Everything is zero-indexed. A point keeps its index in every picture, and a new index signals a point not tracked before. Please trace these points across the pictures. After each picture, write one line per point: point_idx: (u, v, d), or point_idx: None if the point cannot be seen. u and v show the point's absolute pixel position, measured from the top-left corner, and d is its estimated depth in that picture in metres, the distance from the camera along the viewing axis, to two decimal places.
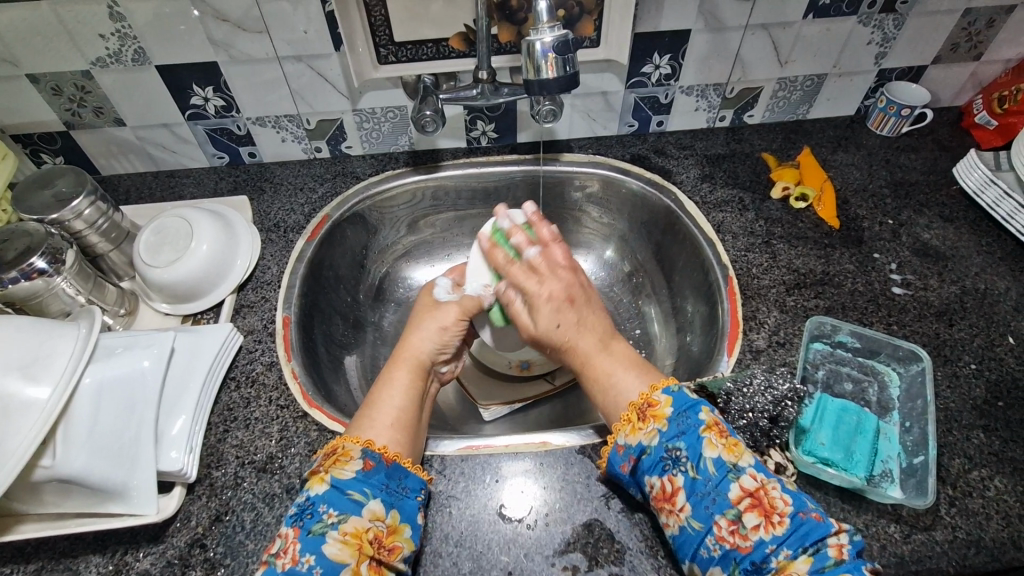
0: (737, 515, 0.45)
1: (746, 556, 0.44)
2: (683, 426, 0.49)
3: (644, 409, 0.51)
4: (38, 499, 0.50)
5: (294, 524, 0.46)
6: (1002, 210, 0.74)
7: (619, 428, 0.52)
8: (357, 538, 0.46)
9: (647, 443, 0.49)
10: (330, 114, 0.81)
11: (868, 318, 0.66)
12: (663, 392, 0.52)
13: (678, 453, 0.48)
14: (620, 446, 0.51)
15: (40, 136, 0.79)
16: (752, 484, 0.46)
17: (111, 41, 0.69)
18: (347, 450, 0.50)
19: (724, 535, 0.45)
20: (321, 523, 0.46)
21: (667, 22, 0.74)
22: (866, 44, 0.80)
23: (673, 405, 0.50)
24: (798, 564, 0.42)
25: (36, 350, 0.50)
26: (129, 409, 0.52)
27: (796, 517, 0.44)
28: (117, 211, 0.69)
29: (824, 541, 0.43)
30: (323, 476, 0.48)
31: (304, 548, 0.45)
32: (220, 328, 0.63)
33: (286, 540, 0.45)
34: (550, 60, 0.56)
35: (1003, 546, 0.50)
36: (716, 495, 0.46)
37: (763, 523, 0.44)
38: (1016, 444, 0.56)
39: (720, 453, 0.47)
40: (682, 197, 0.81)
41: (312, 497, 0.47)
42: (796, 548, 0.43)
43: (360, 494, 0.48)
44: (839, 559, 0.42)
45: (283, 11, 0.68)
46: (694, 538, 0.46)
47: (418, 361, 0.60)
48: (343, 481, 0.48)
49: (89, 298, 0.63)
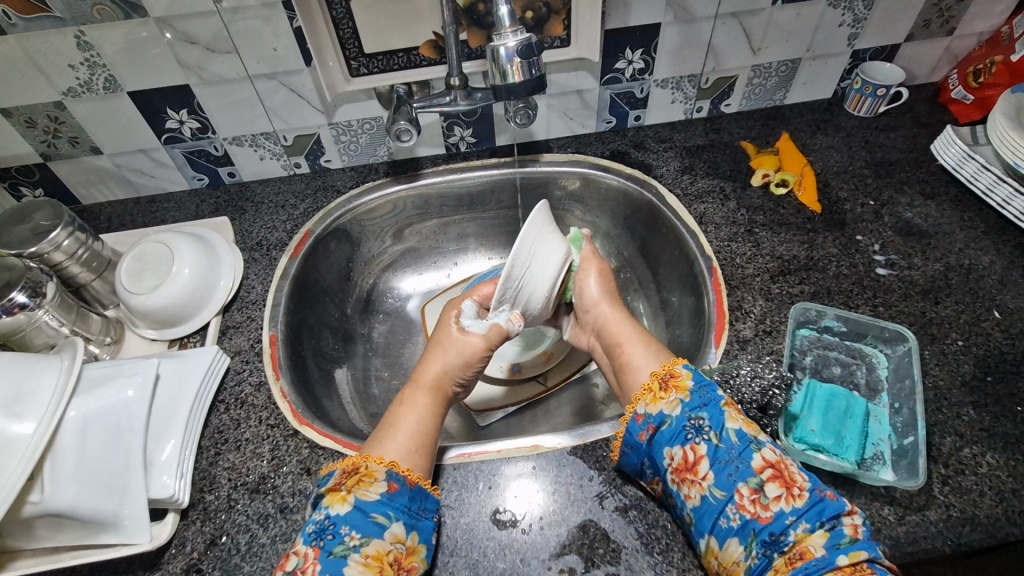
0: (758, 484, 0.45)
1: (765, 528, 0.44)
2: (706, 398, 0.50)
3: (666, 378, 0.53)
4: (31, 534, 0.49)
5: (313, 544, 0.45)
6: (982, 183, 0.74)
7: (640, 397, 0.53)
8: (379, 560, 0.45)
9: (669, 412, 0.51)
10: (306, 129, 0.81)
11: (854, 301, 0.66)
12: (682, 366, 0.53)
13: (701, 422, 0.49)
14: (640, 415, 0.52)
15: (18, 170, 0.79)
16: (773, 457, 0.47)
17: (81, 71, 0.69)
18: (371, 471, 0.49)
19: (745, 503, 0.45)
20: (343, 545, 0.45)
21: (636, 17, 0.74)
22: (837, 27, 0.80)
23: (694, 377, 0.52)
24: (815, 536, 0.42)
25: (18, 386, 0.50)
26: (116, 438, 0.51)
27: (814, 492, 0.44)
28: (97, 240, 0.69)
29: (838, 519, 0.43)
30: (345, 495, 0.48)
31: (325, 569, 0.44)
32: (206, 351, 0.62)
33: (304, 559, 0.45)
34: (515, 65, 0.56)
35: (998, 522, 0.50)
36: (738, 463, 0.47)
37: (783, 495, 0.44)
38: (1006, 419, 0.56)
39: (741, 425, 0.49)
40: (664, 190, 0.81)
41: (333, 517, 0.46)
42: (814, 522, 0.43)
43: (383, 517, 0.47)
44: (852, 537, 0.42)
45: (251, 29, 0.68)
46: (715, 507, 0.46)
47: (434, 382, 0.60)
48: (367, 503, 0.47)
49: (74, 329, 0.63)
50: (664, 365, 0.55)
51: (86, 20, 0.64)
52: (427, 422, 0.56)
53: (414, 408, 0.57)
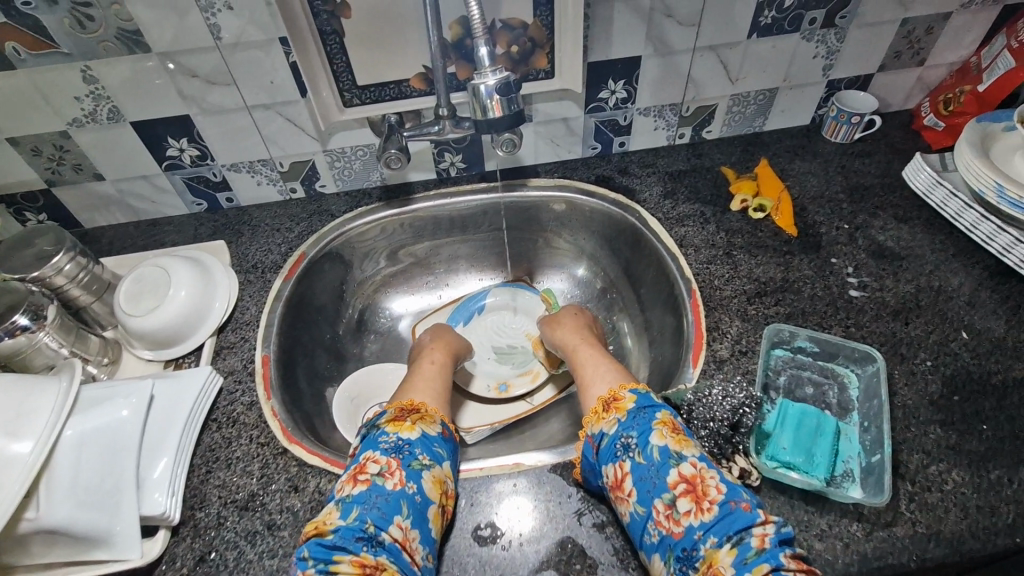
0: (672, 500, 0.47)
1: (678, 542, 0.46)
2: (637, 418, 0.53)
3: (609, 401, 0.56)
4: (25, 551, 0.51)
5: (393, 456, 0.53)
6: (951, 208, 0.77)
7: (588, 419, 0.57)
8: (440, 483, 0.53)
9: (606, 431, 0.54)
10: (302, 156, 0.84)
11: (827, 322, 0.68)
12: (628, 390, 0.57)
13: (629, 441, 0.52)
14: (588, 436, 0.56)
15: (23, 196, 0.82)
16: (690, 471, 0.48)
17: (86, 102, 0.72)
18: (429, 414, 0.59)
19: (662, 519, 0.47)
20: (418, 461, 0.53)
21: (617, 50, 0.77)
22: (811, 58, 0.84)
23: (636, 401, 0.55)
24: (722, 553, 0.43)
25: (18, 406, 0.52)
26: (110, 458, 0.53)
27: (726, 506, 0.46)
28: (98, 264, 0.71)
29: (747, 530, 0.44)
30: (412, 426, 0.56)
31: (408, 476, 0.52)
32: (200, 371, 0.64)
33: (388, 466, 0.52)
34: (495, 101, 0.60)
35: (962, 537, 0.51)
36: (656, 479, 0.49)
37: (694, 509, 0.46)
38: (972, 437, 0.58)
39: (666, 442, 0.50)
40: (646, 214, 0.84)
41: (406, 439, 0.55)
42: (721, 537, 0.44)
43: (440, 450, 0.56)
44: (758, 549, 0.43)
45: (248, 63, 0.72)
46: (640, 523, 0.49)
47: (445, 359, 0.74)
48: (431, 435, 0.56)
49: (73, 349, 0.65)
50: (611, 390, 0.58)
51: (92, 56, 0.68)
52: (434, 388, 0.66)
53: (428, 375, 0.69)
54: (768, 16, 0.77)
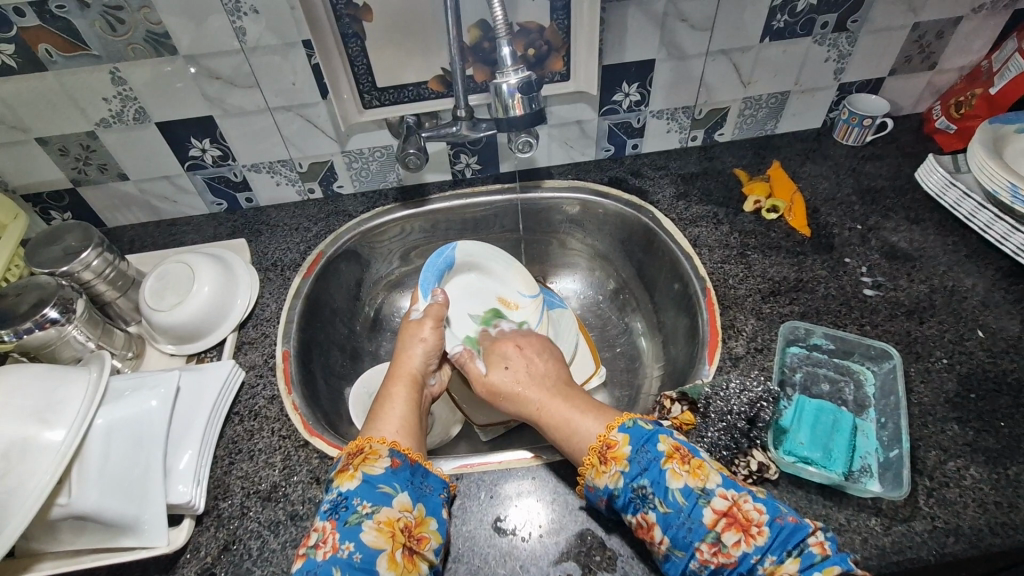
0: (716, 537, 0.47)
1: (733, 571, 0.46)
2: (645, 463, 0.51)
3: (603, 451, 0.54)
4: (55, 537, 0.52)
5: (330, 518, 0.50)
6: (963, 209, 0.78)
7: (584, 471, 0.54)
8: (390, 526, 0.49)
9: (613, 486, 0.52)
10: (320, 157, 0.86)
11: (842, 321, 0.69)
12: (619, 431, 0.54)
13: (646, 491, 0.50)
14: (590, 488, 0.53)
15: (48, 195, 0.84)
16: (724, 504, 0.48)
17: (113, 103, 0.74)
18: (374, 450, 0.54)
19: (709, 557, 0.47)
20: (356, 514, 0.49)
21: (631, 54, 0.79)
22: (823, 62, 0.85)
23: (631, 442, 0.53)
24: (786, 565, 0.45)
25: (51, 396, 0.53)
26: (138, 447, 0.55)
27: (773, 524, 0.47)
28: (123, 260, 0.73)
29: (805, 541, 0.46)
30: (353, 473, 0.52)
31: (343, 537, 0.48)
32: (223, 365, 0.66)
33: (323, 532, 0.49)
34: (516, 99, 0.62)
35: (981, 533, 0.52)
36: (690, 523, 0.48)
37: (743, 537, 0.47)
38: (989, 434, 0.58)
39: (686, 481, 0.50)
40: (660, 215, 0.85)
41: (345, 492, 0.51)
42: (781, 553, 0.46)
43: (389, 488, 0.51)
44: (824, 555, 0.45)
45: (271, 65, 0.73)
46: (683, 565, 0.48)
47: (412, 377, 0.64)
48: (373, 476, 0.51)
49: (99, 343, 0.67)
50: (600, 435, 0.55)
51: (121, 58, 0.70)
52: (408, 410, 0.60)
53: (396, 400, 0.61)
54: (780, 21, 0.78)
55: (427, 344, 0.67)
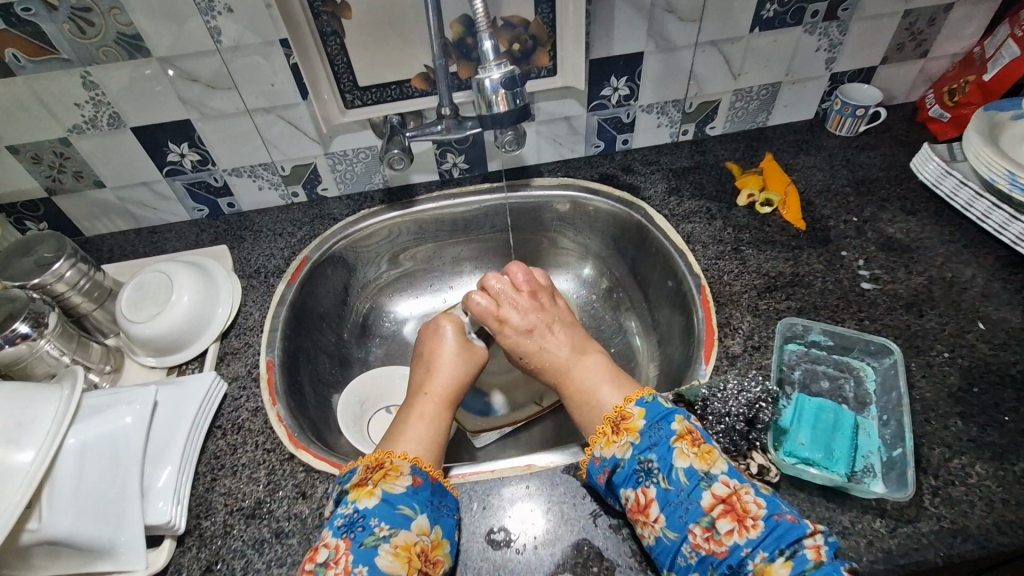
0: (710, 522, 0.46)
1: (722, 560, 0.45)
2: (656, 438, 0.50)
3: (617, 422, 0.53)
4: (28, 564, 0.50)
5: (343, 537, 0.48)
6: (960, 199, 0.76)
7: (595, 441, 0.53)
8: (407, 551, 0.48)
9: (620, 456, 0.51)
10: (303, 160, 0.84)
11: (840, 316, 0.67)
12: (636, 404, 0.53)
13: (650, 465, 0.49)
14: (596, 458, 0.52)
15: (23, 205, 0.81)
16: (724, 491, 0.47)
17: (86, 109, 0.72)
18: (395, 466, 0.53)
19: (700, 542, 0.45)
20: (373, 536, 0.48)
21: (619, 46, 0.77)
22: (814, 52, 0.83)
23: (646, 417, 0.52)
24: (776, 565, 0.43)
25: (20, 415, 0.51)
26: (113, 466, 0.52)
27: (771, 519, 0.45)
28: (99, 271, 0.71)
29: (800, 542, 0.44)
30: (372, 490, 0.50)
31: (358, 558, 0.46)
32: (204, 378, 0.63)
33: (335, 551, 0.47)
34: (500, 96, 0.60)
35: (989, 532, 0.50)
36: (688, 503, 0.47)
37: (737, 527, 0.45)
38: (994, 429, 0.57)
39: (692, 462, 0.48)
40: (652, 211, 0.83)
41: (361, 510, 0.49)
42: (773, 550, 0.44)
43: (408, 509, 0.50)
44: (816, 561, 0.43)
45: (249, 65, 0.71)
46: (671, 547, 0.46)
47: (440, 395, 0.63)
48: (393, 495, 0.50)
49: (75, 357, 0.64)
50: (616, 407, 0.55)
51: (92, 61, 0.67)
52: (438, 432, 0.59)
53: (425, 418, 0.60)
54: (770, 10, 0.76)
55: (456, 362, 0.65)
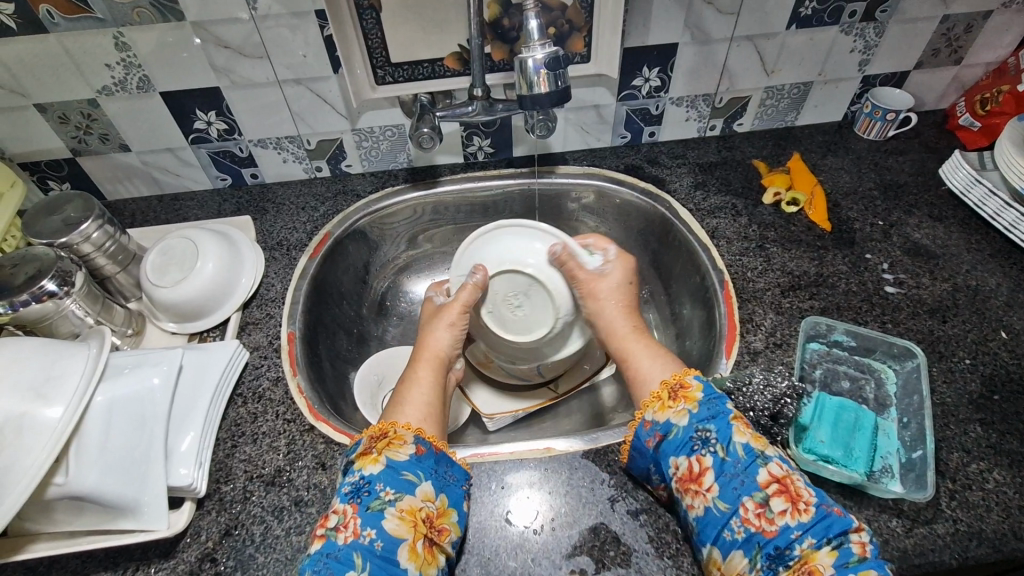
0: (764, 498, 0.46)
1: (770, 541, 0.45)
2: (714, 411, 0.51)
3: (675, 389, 0.54)
4: (50, 518, 0.51)
5: (351, 502, 0.48)
6: (988, 208, 0.76)
7: (647, 403, 0.54)
8: (413, 515, 0.48)
9: (675, 422, 0.52)
10: (330, 134, 0.83)
11: (863, 317, 0.67)
12: (693, 376, 0.55)
13: (708, 435, 0.50)
14: (648, 421, 0.53)
15: (47, 164, 0.81)
16: (780, 471, 0.47)
17: (116, 70, 0.71)
18: (399, 435, 0.52)
19: (750, 517, 0.46)
20: (379, 500, 0.47)
21: (654, 36, 0.76)
22: (849, 52, 0.82)
23: (704, 390, 0.53)
24: (822, 555, 0.43)
25: (49, 370, 0.51)
26: (139, 427, 0.53)
27: (821, 508, 0.45)
28: (124, 234, 0.71)
29: (845, 535, 0.44)
30: (377, 457, 0.50)
31: (365, 522, 0.46)
32: (227, 345, 0.64)
33: (344, 516, 0.47)
34: (541, 76, 0.60)
35: (1005, 537, 0.50)
36: (744, 477, 0.48)
37: (790, 508, 0.45)
38: (1013, 437, 0.57)
39: (748, 440, 0.50)
40: (677, 205, 0.83)
41: (367, 476, 0.49)
42: (820, 538, 0.44)
43: (413, 476, 0.50)
44: (861, 556, 0.43)
45: (282, 36, 0.71)
46: (719, 519, 0.47)
47: (437, 358, 0.64)
48: (397, 462, 0.50)
49: (99, 319, 0.65)
50: (674, 375, 0.56)
51: (126, 22, 0.67)
52: (433, 395, 0.60)
53: (422, 384, 0.61)
54: (809, 7, 0.76)
55: (455, 328, 0.65)
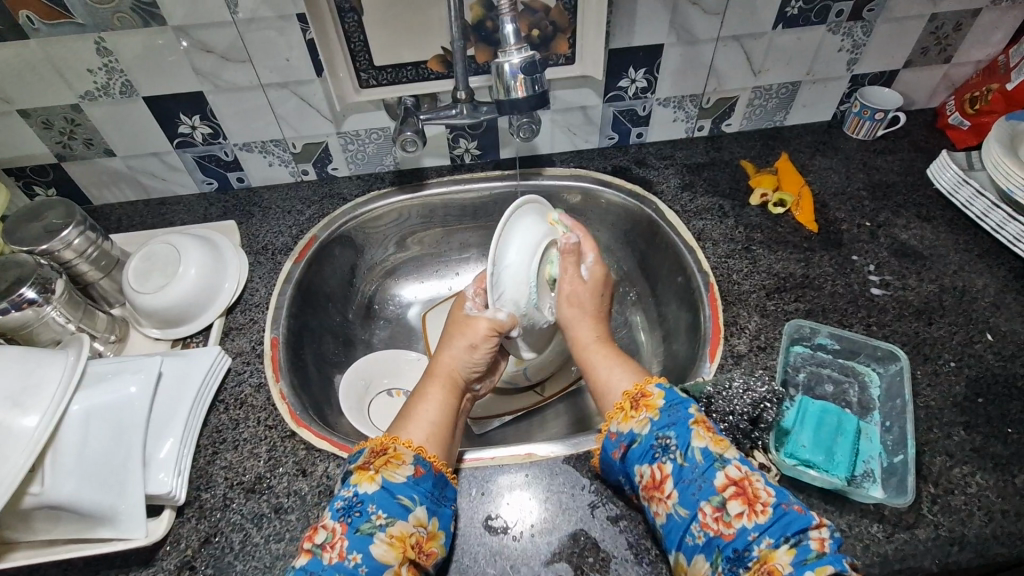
0: (721, 501, 0.45)
1: (728, 543, 0.44)
2: (674, 418, 0.50)
3: (638, 399, 0.53)
4: (28, 526, 0.50)
5: (341, 520, 0.47)
6: (976, 208, 0.75)
7: (613, 415, 0.53)
8: (403, 541, 0.47)
9: (638, 431, 0.51)
10: (315, 138, 0.83)
11: (849, 320, 0.67)
12: (655, 385, 0.53)
13: (668, 442, 0.49)
14: (613, 433, 0.52)
15: (32, 169, 0.81)
16: (737, 474, 0.47)
17: (99, 75, 0.71)
18: (398, 453, 0.51)
19: (708, 522, 0.45)
20: (369, 523, 0.46)
21: (639, 37, 0.76)
22: (837, 52, 0.82)
23: (665, 398, 0.52)
24: (781, 553, 0.42)
25: (25, 378, 0.51)
26: (116, 435, 0.53)
27: (778, 507, 0.44)
28: (107, 240, 0.71)
29: (805, 532, 0.43)
30: (373, 476, 0.49)
31: (353, 545, 0.45)
32: (208, 352, 0.63)
33: (332, 534, 0.46)
34: (519, 81, 0.59)
35: (987, 542, 0.50)
36: (702, 482, 0.47)
37: (747, 510, 0.44)
38: (997, 440, 0.56)
39: (707, 444, 0.48)
40: (664, 207, 0.82)
41: (361, 495, 0.48)
42: (778, 537, 0.43)
43: (408, 500, 0.49)
44: (819, 552, 0.42)
45: (264, 40, 0.70)
46: (681, 525, 0.47)
47: (451, 378, 0.60)
48: (393, 484, 0.49)
49: (80, 325, 0.65)
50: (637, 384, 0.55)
51: (107, 27, 0.66)
52: (442, 416, 0.57)
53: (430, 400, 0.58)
54: (795, 7, 0.75)
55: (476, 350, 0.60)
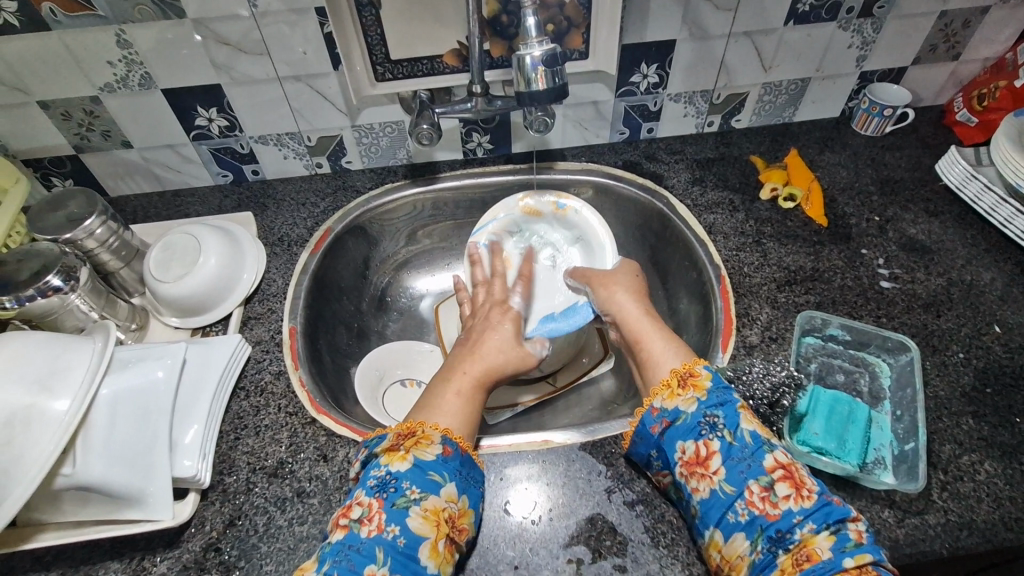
0: (769, 483, 0.46)
1: (772, 524, 0.45)
2: (722, 399, 0.52)
3: (685, 377, 0.54)
4: (57, 508, 0.52)
5: (377, 495, 0.48)
6: (984, 203, 0.76)
7: (657, 391, 0.54)
8: (436, 515, 0.48)
9: (684, 409, 0.52)
10: (330, 131, 0.84)
11: (858, 312, 0.68)
12: (703, 366, 0.54)
13: (716, 420, 0.50)
14: (655, 408, 0.53)
15: (49, 161, 0.82)
16: (784, 458, 0.48)
17: (118, 67, 0.72)
18: (427, 434, 0.52)
19: (755, 500, 0.46)
20: (405, 498, 0.47)
21: (652, 33, 0.77)
22: (846, 48, 0.83)
23: (713, 379, 0.53)
24: (821, 538, 0.43)
25: (53, 363, 0.52)
26: (143, 419, 0.54)
27: (823, 497, 0.46)
28: (127, 229, 0.72)
29: (843, 522, 0.44)
30: (404, 454, 0.50)
31: (390, 518, 0.47)
32: (229, 340, 0.64)
33: (369, 509, 0.47)
34: (540, 73, 0.60)
35: (995, 527, 0.51)
36: (750, 462, 0.48)
37: (794, 494, 0.46)
38: (1005, 429, 0.58)
39: (756, 426, 0.50)
40: (675, 201, 0.83)
41: (395, 472, 0.49)
42: (820, 523, 0.44)
43: (438, 476, 0.50)
44: (858, 541, 0.43)
45: (282, 33, 0.71)
46: (724, 502, 0.47)
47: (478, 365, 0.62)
48: (425, 462, 0.50)
49: (103, 313, 0.66)
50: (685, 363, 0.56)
51: (127, 19, 0.67)
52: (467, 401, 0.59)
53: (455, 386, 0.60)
54: (806, 4, 0.76)
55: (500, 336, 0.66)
